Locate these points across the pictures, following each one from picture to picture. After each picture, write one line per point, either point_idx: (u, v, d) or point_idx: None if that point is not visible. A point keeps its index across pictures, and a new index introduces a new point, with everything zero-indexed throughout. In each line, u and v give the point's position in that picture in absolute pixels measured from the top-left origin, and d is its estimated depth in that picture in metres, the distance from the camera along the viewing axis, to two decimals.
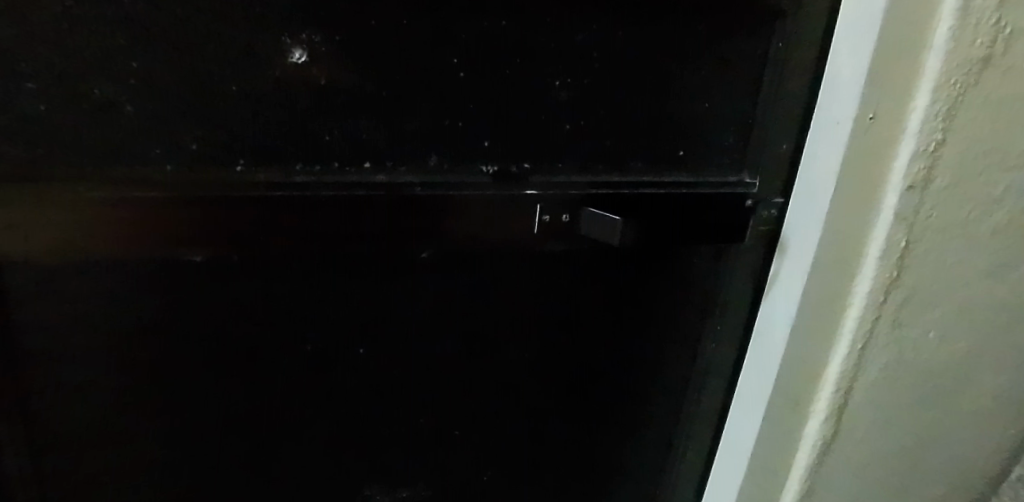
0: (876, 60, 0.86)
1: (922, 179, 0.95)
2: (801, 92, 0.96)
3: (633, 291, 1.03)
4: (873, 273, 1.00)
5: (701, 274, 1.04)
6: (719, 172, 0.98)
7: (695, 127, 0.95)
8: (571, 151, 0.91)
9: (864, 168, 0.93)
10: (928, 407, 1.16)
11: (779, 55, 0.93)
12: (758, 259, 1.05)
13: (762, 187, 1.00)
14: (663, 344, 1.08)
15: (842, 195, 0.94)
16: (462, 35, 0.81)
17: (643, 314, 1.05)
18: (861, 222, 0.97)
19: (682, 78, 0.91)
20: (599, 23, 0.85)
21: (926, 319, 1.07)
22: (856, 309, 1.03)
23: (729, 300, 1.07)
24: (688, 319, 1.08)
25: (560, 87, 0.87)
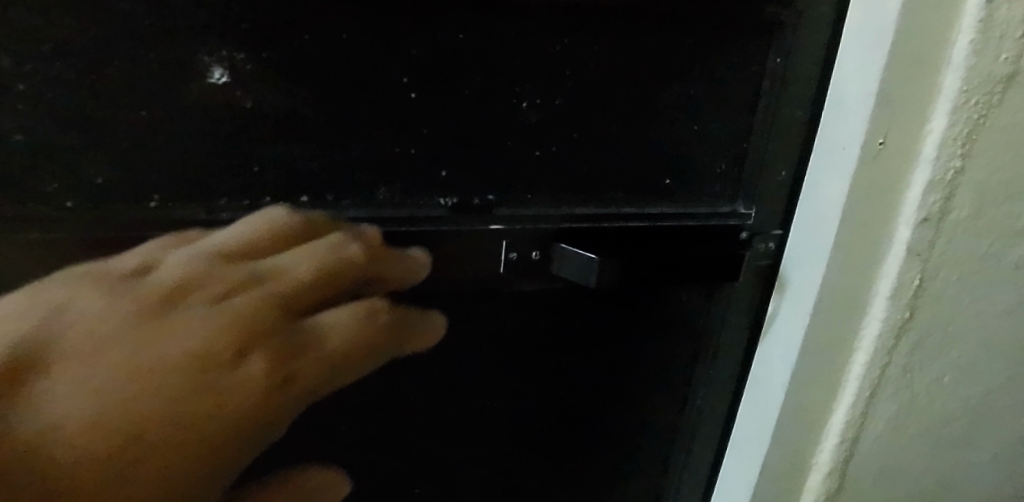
0: (886, 79, 0.75)
1: (937, 211, 0.85)
2: (803, 113, 0.85)
3: (615, 334, 0.92)
4: (883, 315, 0.89)
5: (691, 314, 0.94)
6: (711, 202, 0.88)
7: (683, 151, 0.85)
8: (542, 180, 0.80)
9: (872, 199, 0.82)
10: (941, 456, 1.05)
11: (776, 71, 0.83)
12: (755, 297, 0.94)
13: (759, 218, 0.90)
14: (650, 389, 0.98)
15: (848, 229, 0.83)
16: (413, 50, 0.70)
17: (628, 358, 0.94)
18: (869, 259, 0.87)
19: (666, 98, 0.81)
20: (572, 37, 0.75)
21: (940, 362, 0.96)
22: (863, 354, 0.92)
23: (723, 341, 0.97)
24: (678, 363, 0.97)
25: (528, 109, 0.77)
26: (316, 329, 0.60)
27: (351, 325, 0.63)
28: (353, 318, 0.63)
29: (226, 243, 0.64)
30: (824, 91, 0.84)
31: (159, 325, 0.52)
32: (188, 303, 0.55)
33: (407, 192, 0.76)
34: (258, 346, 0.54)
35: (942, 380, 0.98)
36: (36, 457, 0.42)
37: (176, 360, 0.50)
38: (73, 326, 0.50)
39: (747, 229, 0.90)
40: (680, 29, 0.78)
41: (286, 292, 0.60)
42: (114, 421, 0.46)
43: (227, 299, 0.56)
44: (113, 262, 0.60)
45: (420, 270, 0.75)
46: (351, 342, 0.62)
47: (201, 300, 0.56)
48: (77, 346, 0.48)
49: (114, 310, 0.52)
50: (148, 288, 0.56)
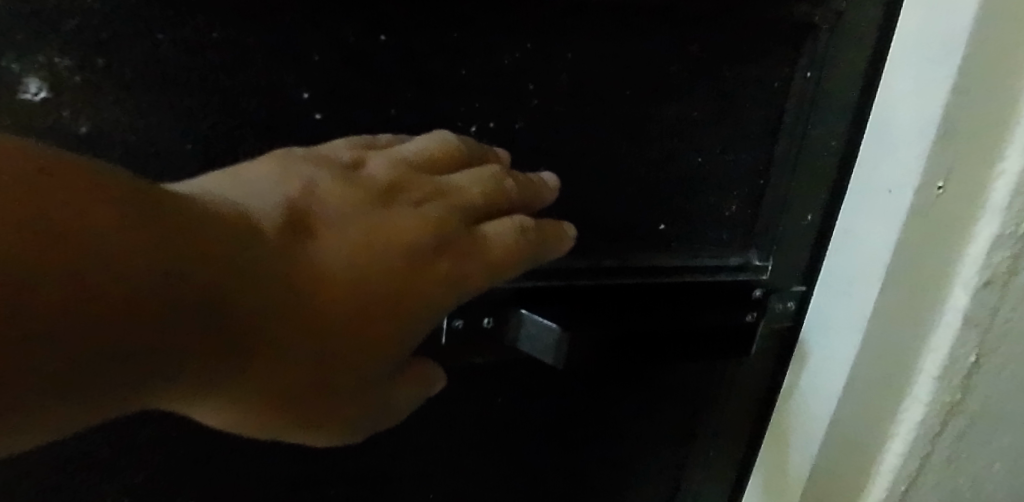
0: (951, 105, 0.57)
1: (1001, 271, 0.67)
2: (838, 144, 0.66)
3: (593, 413, 0.73)
4: (927, 396, 0.72)
5: (688, 387, 0.75)
6: (718, 251, 0.70)
7: (683, 189, 0.66)
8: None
9: (922, 258, 0.64)
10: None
11: (808, 90, 0.64)
12: (766, 366, 0.76)
13: (777, 271, 0.72)
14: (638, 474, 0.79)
15: (890, 296, 0.65)
16: (315, 56, 0.52)
17: (613, 442, 0.75)
18: (914, 329, 0.69)
19: (661, 121, 0.63)
20: (537, 41, 0.56)
21: (988, 447, 0.79)
22: (898, 442, 0.75)
23: (725, 418, 0.78)
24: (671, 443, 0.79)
25: (477, 134, 0.58)
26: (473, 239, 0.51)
27: (510, 247, 0.52)
28: (510, 240, 0.52)
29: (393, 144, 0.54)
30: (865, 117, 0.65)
31: (364, 221, 0.47)
32: (382, 209, 0.49)
33: None
34: (412, 274, 0.47)
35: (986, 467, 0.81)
36: (137, 365, 0.32)
37: (367, 269, 0.44)
38: (301, 205, 0.45)
39: (763, 284, 0.72)
40: (681, 32, 0.59)
41: (463, 204, 0.52)
42: (251, 335, 0.38)
43: (422, 209, 0.50)
44: (318, 149, 0.51)
45: (546, 197, 0.57)
46: (499, 269, 0.52)
47: (399, 208, 0.50)
48: (324, 211, 0.46)
49: (320, 198, 0.46)
50: (358, 182, 0.49)
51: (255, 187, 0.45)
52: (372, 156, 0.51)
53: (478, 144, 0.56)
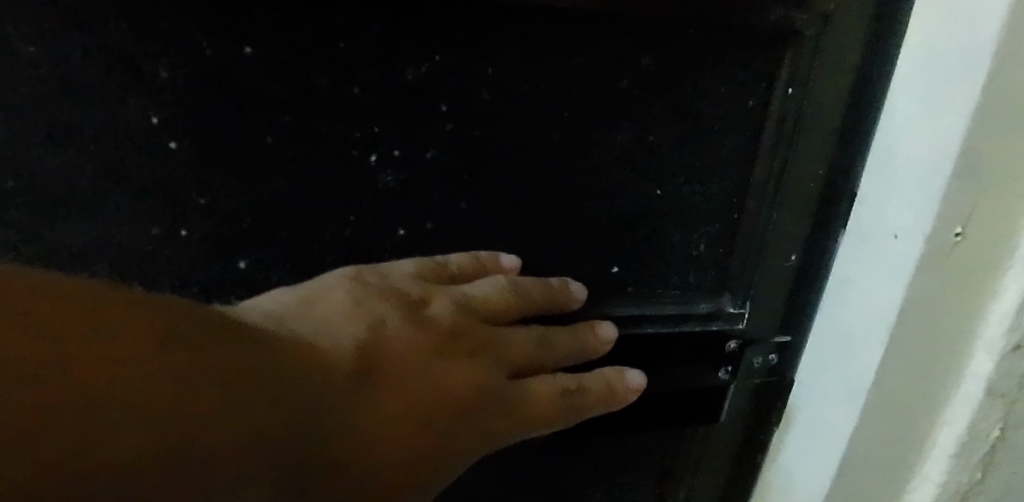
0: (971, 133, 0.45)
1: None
2: (825, 171, 0.55)
3: (543, 477, 0.64)
4: (940, 473, 0.60)
5: (650, 443, 0.66)
6: (682, 296, 0.60)
7: (640, 226, 0.56)
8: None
9: (935, 315, 0.52)
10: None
11: (789, 110, 0.53)
12: (746, 425, 0.66)
13: (756, 320, 0.61)
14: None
15: (894, 363, 0.53)
16: (163, 73, 0.41)
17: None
18: (924, 397, 0.57)
19: (610, 147, 0.52)
20: (448, 53, 0.46)
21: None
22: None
23: (697, 477, 0.69)
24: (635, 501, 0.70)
25: (380, 166, 0.48)
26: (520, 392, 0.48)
27: (549, 408, 0.49)
28: (552, 406, 0.49)
29: (462, 270, 0.51)
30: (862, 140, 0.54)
31: (432, 358, 0.45)
32: (447, 354, 0.46)
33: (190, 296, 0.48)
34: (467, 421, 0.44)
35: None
36: None
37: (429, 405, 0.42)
38: (373, 346, 0.42)
39: (740, 332, 0.61)
40: (629, 41, 0.49)
41: (514, 356, 0.49)
42: (330, 469, 0.35)
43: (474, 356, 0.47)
44: (385, 271, 0.48)
45: (598, 349, 0.53)
46: (524, 435, 0.49)
47: (461, 356, 0.46)
48: (397, 346, 0.43)
49: (387, 337, 0.44)
50: (422, 324, 0.46)
51: (321, 321, 0.42)
52: (438, 296, 0.48)
53: (540, 281, 0.53)
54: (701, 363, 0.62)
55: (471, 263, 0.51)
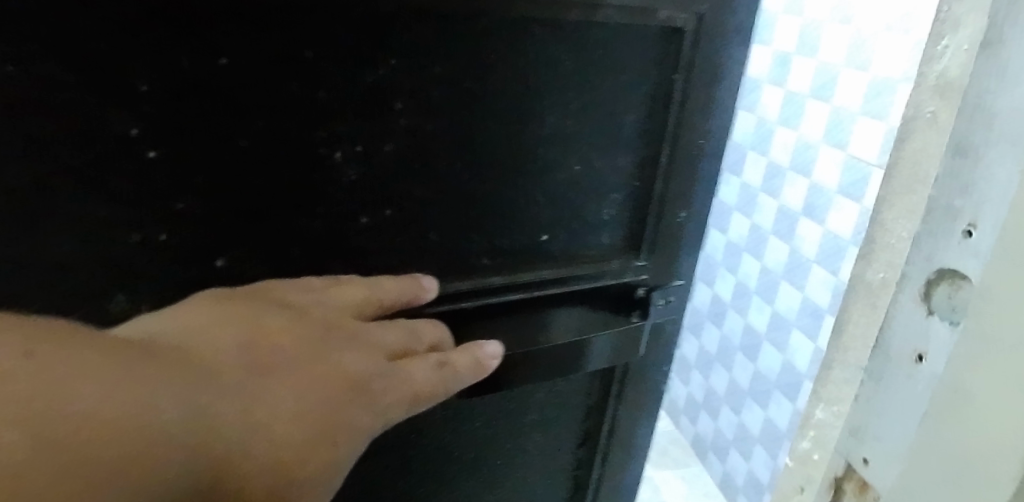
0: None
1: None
2: (703, 140, 0.68)
3: (495, 428, 0.72)
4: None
5: (580, 386, 0.76)
6: (600, 255, 0.70)
7: (563, 199, 0.65)
8: (380, 251, 0.58)
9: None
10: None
11: (676, 92, 0.64)
12: (653, 358, 0.79)
13: (656, 267, 0.73)
14: (538, 476, 0.80)
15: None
16: (143, 85, 0.44)
17: (511, 451, 0.75)
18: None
19: (539, 132, 0.60)
20: (402, 57, 0.52)
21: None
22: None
23: (620, 410, 0.80)
24: (567, 440, 0.80)
25: (345, 161, 0.53)
26: (405, 368, 0.53)
27: (431, 378, 0.55)
28: (432, 383, 0.55)
29: (322, 283, 0.54)
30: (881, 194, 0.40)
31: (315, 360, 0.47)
32: (327, 347, 0.49)
33: (169, 298, 0.50)
34: (362, 394, 0.48)
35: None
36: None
37: (317, 384, 0.45)
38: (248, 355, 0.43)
39: (645, 279, 0.73)
40: (552, 39, 0.57)
41: (387, 343, 0.54)
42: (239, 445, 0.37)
43: (356, 345, 0.51)
44: (251, 291, 0.50)
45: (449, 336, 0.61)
46: (416, 408, 0.54)
47: (340, 345, 0.50)
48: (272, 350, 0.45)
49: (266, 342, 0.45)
50: (301, 323, 0.49)
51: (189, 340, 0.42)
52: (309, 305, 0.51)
53: (393, 280, 0.58)
54: (617, 310, 0.73)
55: (326, 279, 0.55)
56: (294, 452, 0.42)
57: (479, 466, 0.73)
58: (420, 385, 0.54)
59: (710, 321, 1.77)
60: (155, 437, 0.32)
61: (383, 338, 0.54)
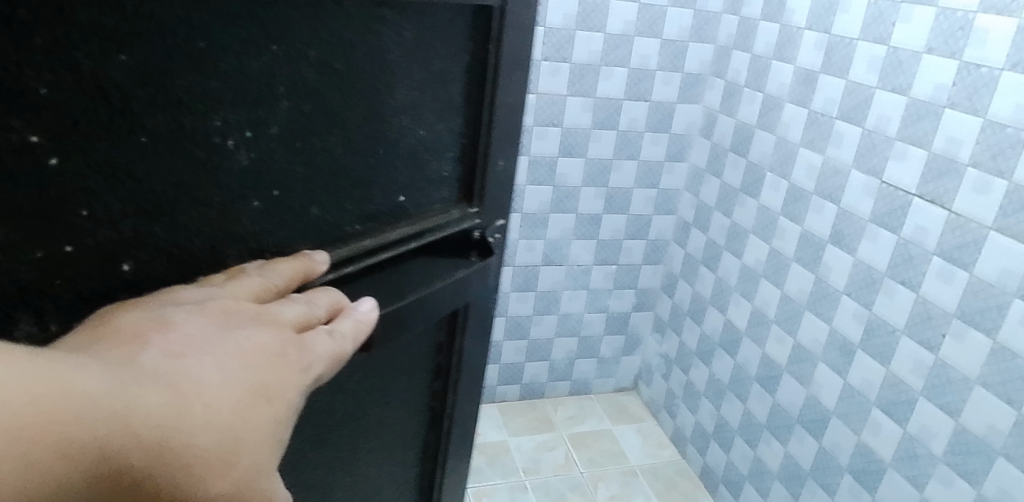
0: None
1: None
2: (513, 100, 0.80)
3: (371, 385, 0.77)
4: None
5: (435, 332, 0.85)
6: (439, 207, 0.79)
7: (410, 162, 0.73)
8: (267, 233, 0.60)
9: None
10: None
11: (492, 56, 0.74)
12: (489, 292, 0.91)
13: (485, 213, 0.85)
14: (405, 410, 0.87)
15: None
16: (41, 89, 0.41)
17: (381, 400, 0.81)
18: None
19: (391, 105, 0.67)
20: (283, 42, 0.54)
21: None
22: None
23: (467, 345, 0.90)
24: (425, 376, 0.88)
25: (236, 148, 0.54)
26: (308, 338, 0.55)
27: (331, 346, 0.56)
28: (335, 348, 0.57)
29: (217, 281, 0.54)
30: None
31: (224, 337, 0.48)
32: (235, 325, 0.50)
33: (77, 313, 0.48)
34: (277, 364, 0.50)
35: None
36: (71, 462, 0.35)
37: (229, 357, 0.47)
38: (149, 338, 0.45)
39: (479, 222, 0.84)
40: (398, 19, 0.63)
41: (290, 317, 0.55)
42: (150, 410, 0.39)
43: (258, 318, 0.52)
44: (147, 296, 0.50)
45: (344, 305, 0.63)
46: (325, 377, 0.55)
47: (247, 321, 0.51)
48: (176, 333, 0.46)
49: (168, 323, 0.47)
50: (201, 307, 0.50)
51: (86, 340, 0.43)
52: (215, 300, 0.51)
53: (286, 262, 0.59)
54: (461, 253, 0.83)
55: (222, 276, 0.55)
56: (229, 418, 0.44)
57: (356, 416, 0.78)
58: (324, 353, 0.55)
59: (690, 317, 1.92)
60: (84, 413, 0.36)
61: (283, 315, 0.54)
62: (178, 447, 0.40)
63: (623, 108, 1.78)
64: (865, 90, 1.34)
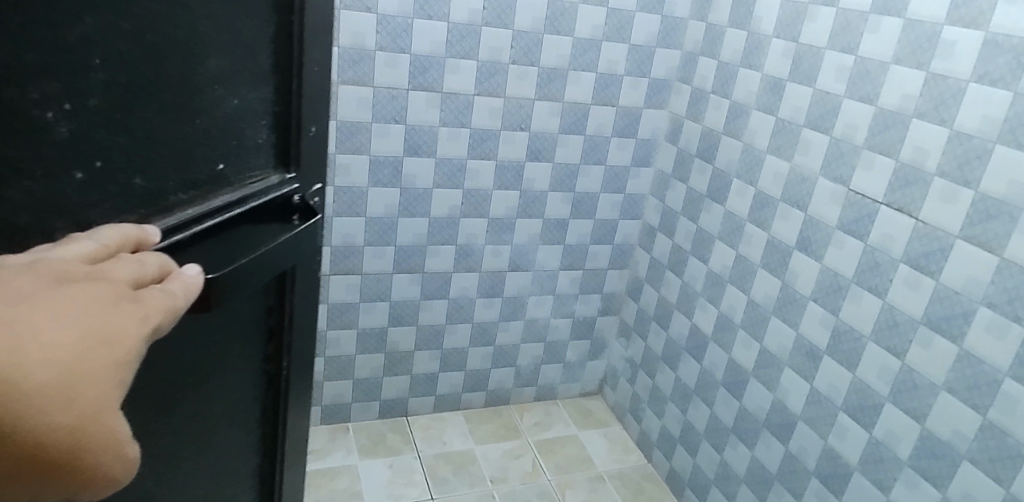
0: (881, 4, 0.79)
1: (674, 161, 1.14)
2: (312, 49, 0.51)
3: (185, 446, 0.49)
4: (877, 307, 0.79)
5: (288, 336, 0.58)
6: (262, 169, 0.50)
7: (234, 117, 0.46)
8: (98, 217, 0.36)
9: (842, 160, 0.84)
10: (549, 352, 1.27)
11: (296, 26, 0.49)
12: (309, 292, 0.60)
13: (313, 174, 0.57)
14: (231, 398, 0.54)
15: (828, 193, 0.86)
16: None
17: (190, 382, 0.47)
18: (825, 234, 0.86)
19: (204, 26, 0.40)
20: None
21: (532, 273, 1.18)
22: (875, 371, 0.80)
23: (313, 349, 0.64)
24: (256, 339, 0.55)
25: (60, 116, 0.32)
26: (180, 301, 0.36)
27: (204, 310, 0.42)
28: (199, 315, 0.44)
29: None
30: (696, 27, 1.08)
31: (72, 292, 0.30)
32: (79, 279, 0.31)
33: None
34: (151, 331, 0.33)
35: (532, 294, 1.20)
36: None
37: (72, 322, 0.29)
38: None
39: (299, 184, 0.54)
40: None
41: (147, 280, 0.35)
42: None
43: (89, 281, 0.31)
44: None
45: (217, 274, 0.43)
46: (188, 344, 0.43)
47: (80, 280, 0.31)
48: None
49: None
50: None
51: None
52: None
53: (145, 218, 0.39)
54: (280, 220, 0.51)
55: None
56: (68, 359, 0.28)
57: (147, 422, 0.44)
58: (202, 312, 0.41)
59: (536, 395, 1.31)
60: None
61: (115, 273, 0.33)
62: (2, 385, 0.25)
63: (535, 105, 1.05)
64: (634, 109, 1.13)
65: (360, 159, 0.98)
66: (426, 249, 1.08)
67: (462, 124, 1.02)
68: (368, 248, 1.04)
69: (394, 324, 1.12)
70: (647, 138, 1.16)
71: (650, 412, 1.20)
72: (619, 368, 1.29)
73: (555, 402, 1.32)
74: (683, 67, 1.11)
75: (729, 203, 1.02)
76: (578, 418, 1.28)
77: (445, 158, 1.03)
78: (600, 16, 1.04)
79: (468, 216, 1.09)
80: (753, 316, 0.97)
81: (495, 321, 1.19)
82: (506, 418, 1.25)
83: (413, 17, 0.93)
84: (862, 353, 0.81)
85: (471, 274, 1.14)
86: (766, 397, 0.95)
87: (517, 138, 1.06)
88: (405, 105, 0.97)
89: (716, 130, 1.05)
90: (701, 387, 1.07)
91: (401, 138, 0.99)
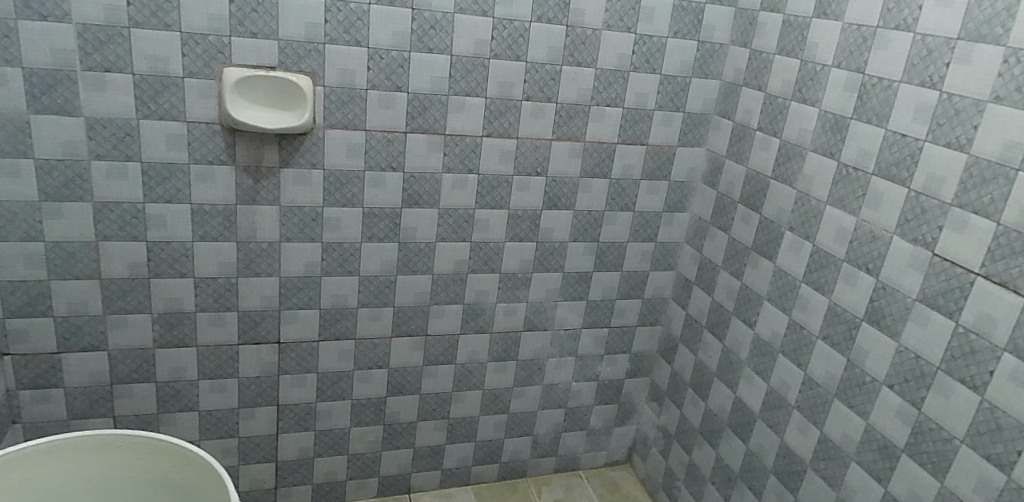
0: (973, 29, 0.64)
1: (713, 207, 1.00)
2: None
3: None
4: (972, 404, 0.64)
5: None
6: None
7: None
8: None
9: (923, 218, 0.69)
10: (570, 419, 1.13)
11: None
12: None
13: None
14: None
15: (907, 256, 0.70)
16: None
17: None
18: (901, 307, 0.71)
19: None
20: None
21: (551, 332, 1.05)
22: (970, 484, 0.64)
23: None
24: None
25: None
26: None
27: None
28: None
29: None
30: (738, 54, 0.94)
31: None
32: None
33: None
34: None
35: (550, 357, 1.07)
36: None
37: None
38: None
39: None
40: None
41: None
42: None
43: None
44: None
45: None
46: None
47: None
48: None
49: None
50: None
51: None
52: None
53: None
54: None
55: None
56: None
57: None
58: None
59: (558, 464, 1.16)
60: None
61: None
62: None
63: (551, 145, 0.92)
64: (667, 148, 0.99)
65: (352, 211, 0.85)
66: (430, 309, 0.96)
67: (469, 170, 0.89)
68: (363, 309, 0.91)
69: (394, 392, 0.99)
70: (682, 180, 1.02)
71: (688, 493, 1.05)
72: (651, 436, 1.15)
73: (578, 473, 1.18)
74: (724, 100, 0.97)
75: (779, 258, 0.87)
76: (603, 493, 1.14)
77: (450, 208, 0.90)
78: (627, 43, 0.91)
79: (477, 272, 0.96)
80: (811, 396, 0.82)
81: (509, 387, 1.06)
82: (522, 494, 1.11)
83: (410, 50, 0.81)
84: (952, 460, 0.65)
85: (481, 335, 1.00)
86: (827, 495, 0.80)
87: (531, 184, 0.93)
88: (403, 150, 0.85)
89: (763, 174, 0.90)
90: (748, 472, 0.93)
91: (399, 187, 0.87)
